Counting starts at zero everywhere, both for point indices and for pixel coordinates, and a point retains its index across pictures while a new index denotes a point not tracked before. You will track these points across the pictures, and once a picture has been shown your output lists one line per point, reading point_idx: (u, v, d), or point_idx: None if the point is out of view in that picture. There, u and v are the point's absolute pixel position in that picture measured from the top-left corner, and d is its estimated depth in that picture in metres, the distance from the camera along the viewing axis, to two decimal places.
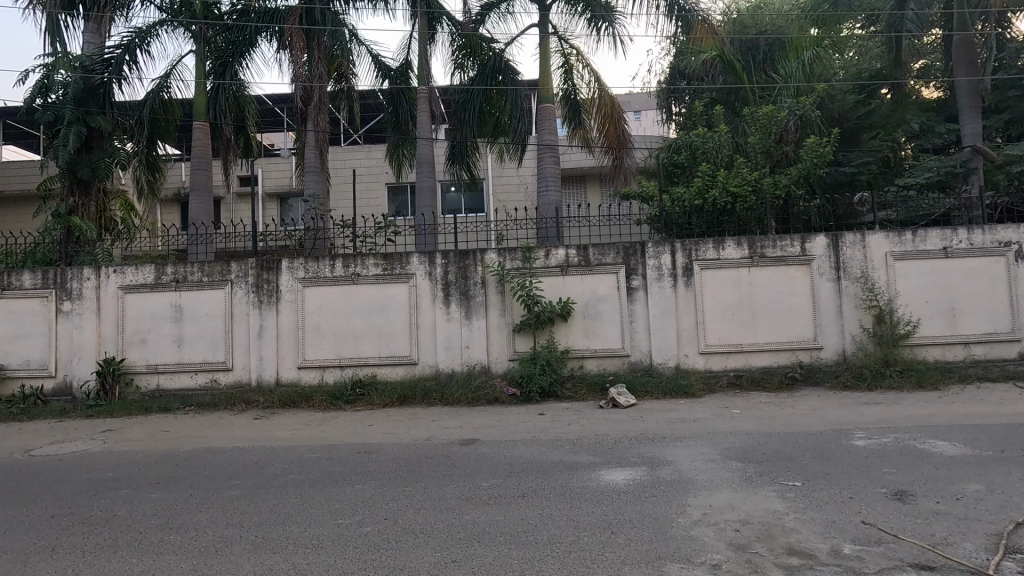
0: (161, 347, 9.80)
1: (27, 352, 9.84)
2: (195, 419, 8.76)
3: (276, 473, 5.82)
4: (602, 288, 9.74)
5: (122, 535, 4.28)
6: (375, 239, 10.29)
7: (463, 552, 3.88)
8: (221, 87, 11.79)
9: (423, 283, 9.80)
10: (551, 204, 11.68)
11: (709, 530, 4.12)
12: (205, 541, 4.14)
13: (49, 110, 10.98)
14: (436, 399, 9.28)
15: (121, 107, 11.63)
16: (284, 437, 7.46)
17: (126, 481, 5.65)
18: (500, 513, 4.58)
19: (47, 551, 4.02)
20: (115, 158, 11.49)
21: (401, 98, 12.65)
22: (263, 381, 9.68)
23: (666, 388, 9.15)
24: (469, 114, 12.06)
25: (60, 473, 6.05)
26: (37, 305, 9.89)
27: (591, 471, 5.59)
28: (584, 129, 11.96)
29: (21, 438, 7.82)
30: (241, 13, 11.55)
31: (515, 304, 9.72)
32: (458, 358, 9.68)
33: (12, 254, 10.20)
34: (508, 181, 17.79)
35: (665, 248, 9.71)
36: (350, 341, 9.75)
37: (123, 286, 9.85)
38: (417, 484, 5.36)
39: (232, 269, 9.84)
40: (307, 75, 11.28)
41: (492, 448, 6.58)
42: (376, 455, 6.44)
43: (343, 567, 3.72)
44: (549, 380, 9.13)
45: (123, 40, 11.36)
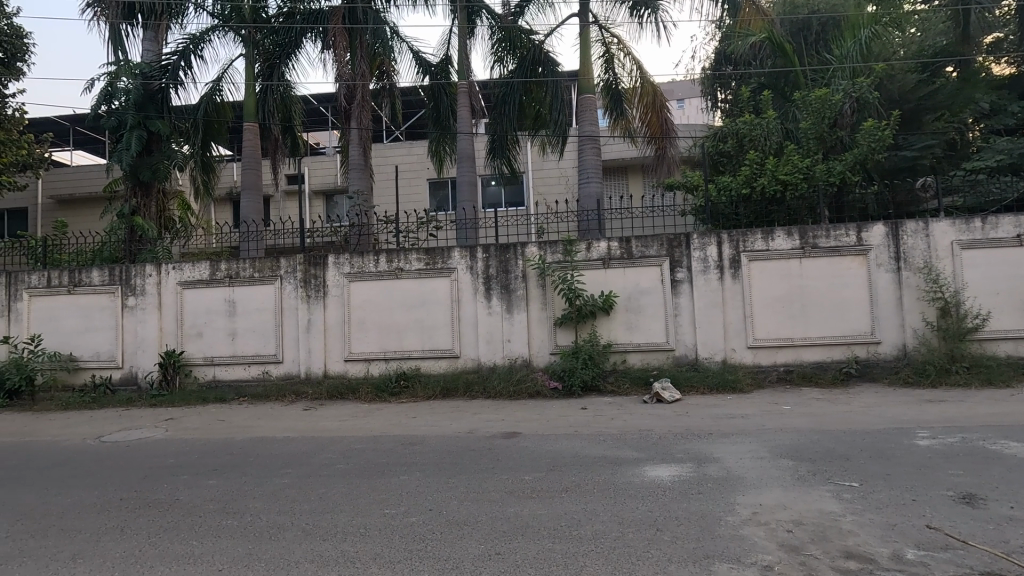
0: (217, 341, 10.25)
1: (96, 345, 10.46)
2: (249, 409, 9.13)
3: (325, 463, 5.99)
4: (645, 281, 9.57)
5: (184, 519, 4.51)
6: (418, 234, 10.44)
7: (506, 545, 3.89)
8: (269, 89, 12.16)
9: (465, 278, 9.87)
10: (592, 196, 11.50)
11: (759, 530, 3.99)
12: (259, 526, 4.30)
13: (113, 115, 11.66)
14: (478, 392, 9.35)
15: (177, 112, 12.18)
16: (332, 428, 7.68)
17: (186, 468, 5.95)
18: (543, 506, 4.57)
19: (117, 532, 4.27)
20: (173, 160, 12.05)
21: (442, 94, 12.72)
22: (311, 373, 10.00)
23: (713, 383, 8.93)
24: (509, 107, 12.04)
25: (127, 459, 6.42)
26: (105, 300, 10.50)
27: (635, 467, 5.51)
28: (626, 119, 11.75)
29: (92, 425, 8.34)
30: (287, 16, 11.94)
31: (556, 297, 9.67)
32: (500, 352, 9.72)
33: (81, 253, 10.80)
34: (549, 175, 17.68)
35: (711, 239, 9.44)
36: (394, 334, 9.94)
37: (181, 282, 10.36)
38: (460, 475, 5.42)
39: (281, 264, 10.18)
40: (350, 74, 11.52)
41: (534, 442, 6.59)
42: (420, 447, 6.54)
43: (390, 555, 3.79)
44: (592, 373, 9.04)
45: (178, 46, 11.83)
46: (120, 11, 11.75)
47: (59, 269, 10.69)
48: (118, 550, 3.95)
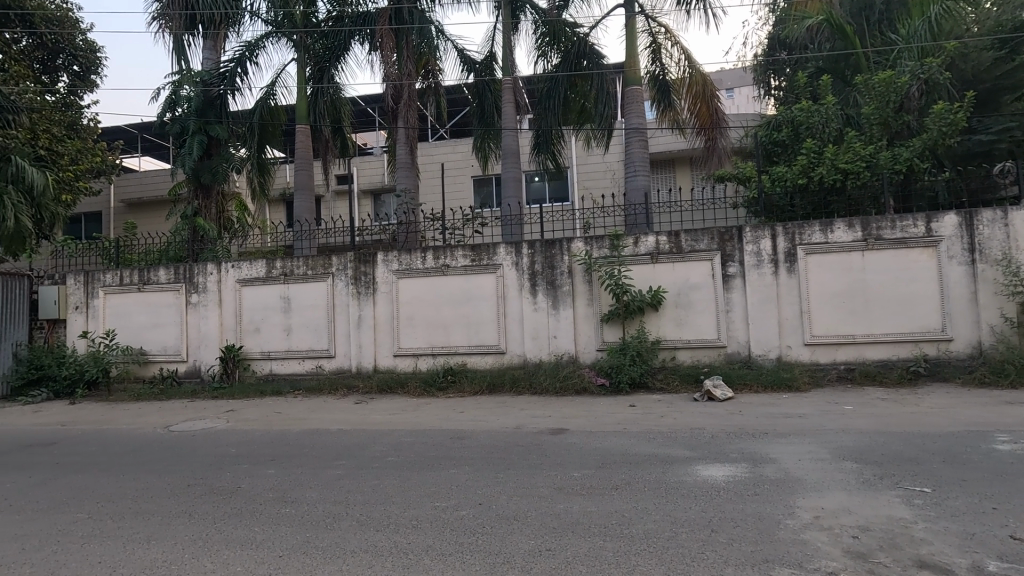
0: (274, 336, 10.66)
1: (163, 340, 11.07)
2: (304, 402, 9.45)
3: (377, 455, 6.14)
4: (695, 275, 9.32)
5: (246, 506, 4.71)
6: (463, 231, 10.53)
7: (557, 541, 3.86)
8: (319, 91, 12.53)
9: (511, 274, 9.88)
10: (640, 190, 11.27)
11: (822, 535, 3.82)
12: (317, 515, 4.45)
13: (177, 122, 12.46)
14: (524, 388, 9.34)
15: (234, 116, 12.63)
16: (382, 421, 7.86)
17: (247, 457, 6.22)
18: (592, 504, 4.52)
19: (185, 516, 4.50)
20: (231, 164, 12.74)
21: (486, 91, 12.78)
22: (362, 368, 10.27)
23: (767, 381, 8.62)
24: (554, 101, 11.96)
25: (193, 448, 6.78)
26: (171, 297, 11.10)
27: (687, 466, 5.38)
28: (675, 111, 11.47)
29: (161, 415, 8.84)
30: (336, 19, 12.24)
31: (603, 293, 9.56)
32: (546, 348, 9.70)
33: (149, 252, 11.42)
34: (594, 169, 17.50)
35: (765, 232, 9.11)
36: (441, 330, 10.07)
37: (239, 280, 10.82)
38: (509, 471, 5.44)
39: (333, 262, 10.48)
40: (397, 74, 11.75)
41: (582, 439, 6.53)
42: (468, 441, 6.60)
43: (442, 548, 3.84)
44: (640, 370, 8.89)
45: (235, 54, 12.32)
46: (182, 22, 12.19)
47: (130, 268, 11.35)
48: (188, 533, 4.17)
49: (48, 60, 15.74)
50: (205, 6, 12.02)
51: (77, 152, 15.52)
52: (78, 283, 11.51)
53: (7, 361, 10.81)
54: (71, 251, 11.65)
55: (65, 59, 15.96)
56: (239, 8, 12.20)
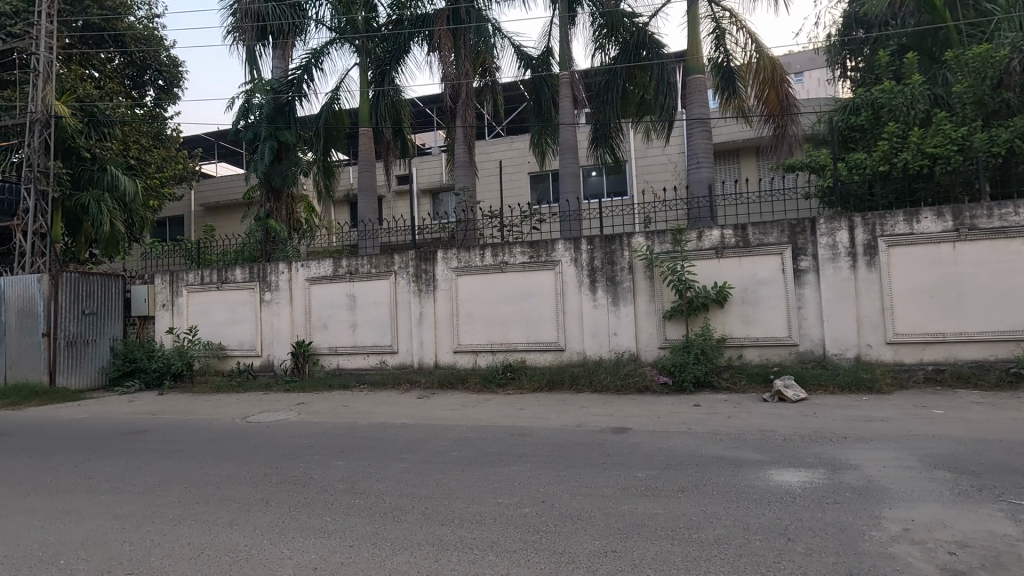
0: (341, 332, 11.07)
1: (240, 335, 11.72)
2: (369, 397, 9.76)
3: (440, 450, 6.25)
4: (763, 270, 8.91)
5: (317, 495, 4.90)
6: (522, 228, 10.50)
7: (622, 543, 3.79)
8: (381, 94, 12.82)
9: (570, 271, 9.79)
10: (703, 182, 10.87)
11: (913, 549, 3.54)
12: (383, 507, 4.57)
13: (249, 130, 13.04)
14: (585, 385, 9.23)
15: (301, 121, 13.20)
16: (444, 416, 8.00)
17: (317, 449, 6.49)
18: (658, 506, 4.41)
19: (263, 503, 4.74)
20: (299, 167, 13.33)
21: (544, 87, 12.67)
22: (424, 363, 10.50)
23: (844, 382, 8.12)
24: (613, 94, 11.74)
25: (268, 438, 7.14)
26: (246, 295, 11.74)
27: (758, 470, 5.14)
28: (740, 98, 11.02)
29: (239, 407, 9.37)
30: (396, 23, 12.51)
31: (665, 289, 9.31)
32: (606, 345, 9.56)
33: (226, 253, 12.11)
34: (654, 162, 17.08)
35: (841, 224, 8.58)
36: (500, 327, 10.13)
37: (309, 278, 11.31)
38: (571, 469, 5.39)
39: (395, 260, 10.75)
40: (455, 74, 11.93)
41: (646, 438, 6.37)
42: (529, 438, 6.60)
43: (506, 544, 3.84)
44: (704, 369, 8.59)
45: (302, 61, 12.85)
46: (254, 34, 12.76)
47: (210, 268, 12.07)
48: (265, 520, 4.39)
49: (137, 76, 16.96)
50: (275, 17, 12.67)
51: (162, 161, 16.69)
52: (164, 283, 12.38)
53: (106, 355, 11.78)
54: (158, 252, 12.52)
55: (151, 74, 17.13)
56: (306, 17, 12.77)
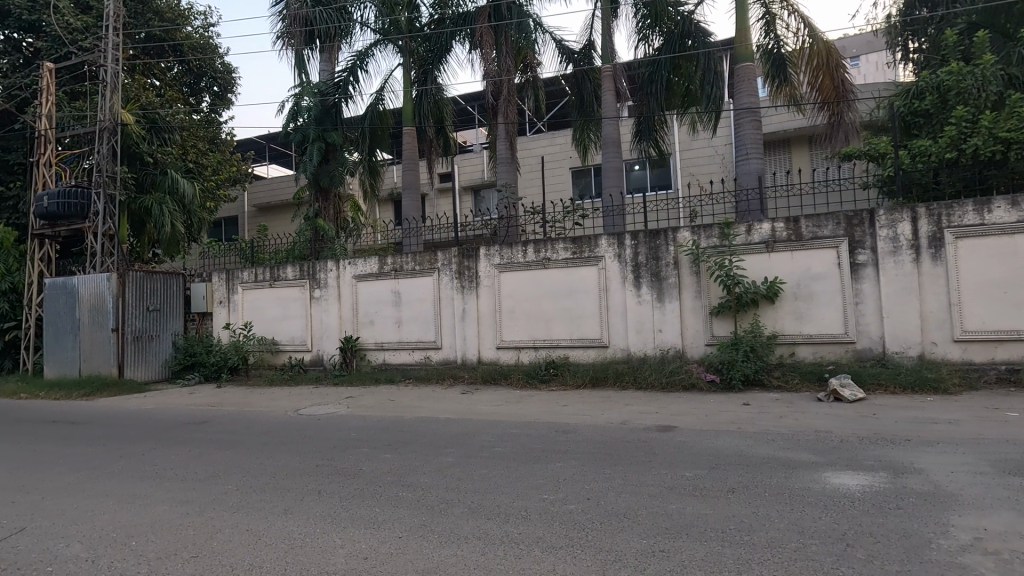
0: (387, 328, 11.31)
1: (291, 331, 12.16)
2: (414, 391, 9.93)
3: (484, 445, 6.30)
4: (818, 264, 8.55)
5: (367, 487, 5.04)
6: (564, 224, 10.43)
7: (670, 543, 3.72)
8: (424, 93, 12.99)
9: (613, 266, 9.68)
10: (753, 174, 10.52)
11: (985, 560, 3.34)
12: (430, 500, 4.65)
13: (298, 132, 13.46)
14: (629, 382, 9.10)
15: (347, 122, 13.53)
16: (487, 412, 8.06)
17: (366, 442, 6.66)
18: (708, 506, 4.31)
19: (315, 494, 4.90)
20: (345, 167, 13.74)
21: (586, 82, 12.59)
22: (467, 359, 10.61)
23: (907, 381, 7.71)
24: (657, 86, 11.51)
25: (318, 431, 7.37)
26: (297, 292, 12.15)
27: (814, 472, 4.95)
28: (792, 86, 10.62)
29: (291, 400, 9.72)
30: (438, 22, 12.63)
31: (712, 284, 9.08)
32: (651, 342, 9.41)
33: (277, 251, 12.56)
34: (699, 154, 16.66)
35: (902, 215, 8.14)
36: (543, 323, 10.11)
37: (356, 276, 11.60)
38: (616, 466, 5.34)
39: (439, 257, 10.90)
40: (496, 70, 12.03)
41: (693, 437, 6.24)
42: (573, 435, 6.57)
43: (552, 540, 3.84)
44: (754, 367, 8.33)
45: (348, 63, 13.15)
46: (303, 38, 13.14)
47: (263, 266, 12.55)
48: (318, 509, 4.54)
49: (194, 83, 17.75)
50: (322, 21, 13.06)
51: (218, 164, 17.45)
52: (221, 281, 12.95)
53: (168, 349, 12.43)
54: (215, 251, 13.12)
55: (207, 81, 17.89)
56: (351, 20, 13.06)
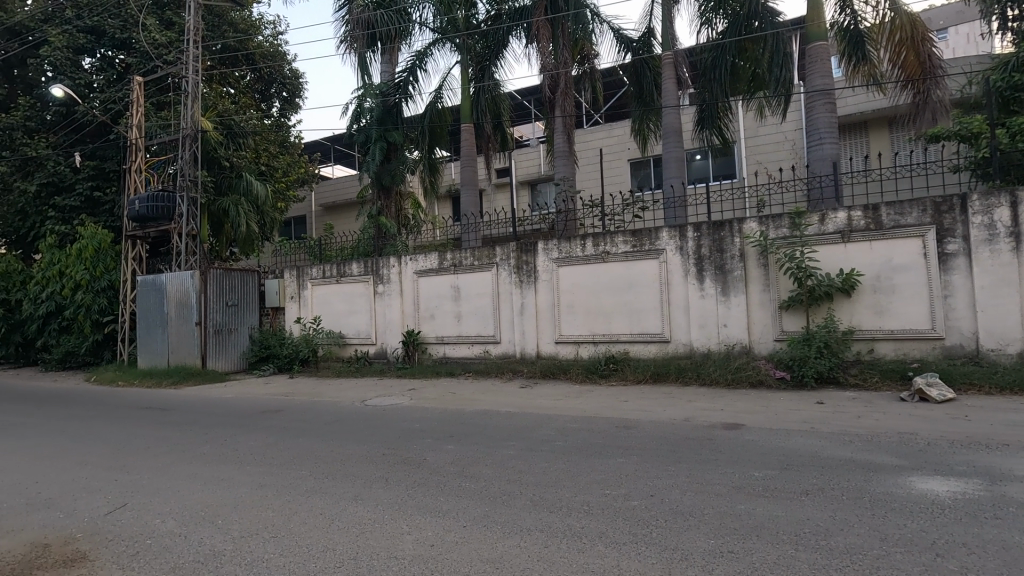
0: (447, 322, 11.54)
1: (357, 325, 12.63)
2: (474, 384, 10.07)
3: (544, 439, 6.32)
4: (900, 255, 7.99)
5: (431, 476, 5.17)
6: (624, 216, 10.24)
7: (740, 544, 3.60)
8: (481, 89, 13.10)
9: (675, 259, 9.43)
10: (826, 159, 9.94)
11: None
12: (493, 491, 4.72)
13: (361, 133, 13.93)
14: (692, 378, 8.84)
15: (407, 122, 13.87)
16: (547, 406, 8.08)
17: (428, 433, 6.83)
18: (780, 508, 4.13)
19: (382, 481, 5.09)
20: (406, 166, 14.11)
21: (645, 70, 12.31)
22: (526, 353, 10.66)
23: (1005, 381, 7.08)
24: (720, 72, 11.12)
25: (384, 421, 7.64)
26: (362, 287, 12.60)
27: (897, 476, 4.64)
28: (871, 64, 9.94)
29: (357, 391, 10.09)
30: (495, 18, 12.72)
31: (781, 277, 8.68)
32: (716, 337, 9.12)
33: (343, 248, 13.06)
34: (767, 140, 15.91)
35: (999, 199, 7.46)
36: (603, 318, 10.00)
37: (417, 271, 11.89)
38: (680, 464, 5.22)
39: (497, 252, 10.99)
40: (553, 64, 11.92)
41: (762, 436, 6.00)
42: (635, 431, 6.47)
43: (615, 536, 3.81)
44: (829, 364, 7.89)
45: (407, 63, 13.46)
46: (365, 41, 13.49)
47: (330, 263, 13.08)
48: (386, 496, 4.70)
49: (265, 90, 18.70)
50: (383, 23, 13.36)
51: (288, 166, 18.34)
52: (292, 277, 13.60)
53: (245, 342, 13.22)
54: (287, 249, 13.82)
55: (277, 87, 18.81)
56: (411, 21, 13.41)
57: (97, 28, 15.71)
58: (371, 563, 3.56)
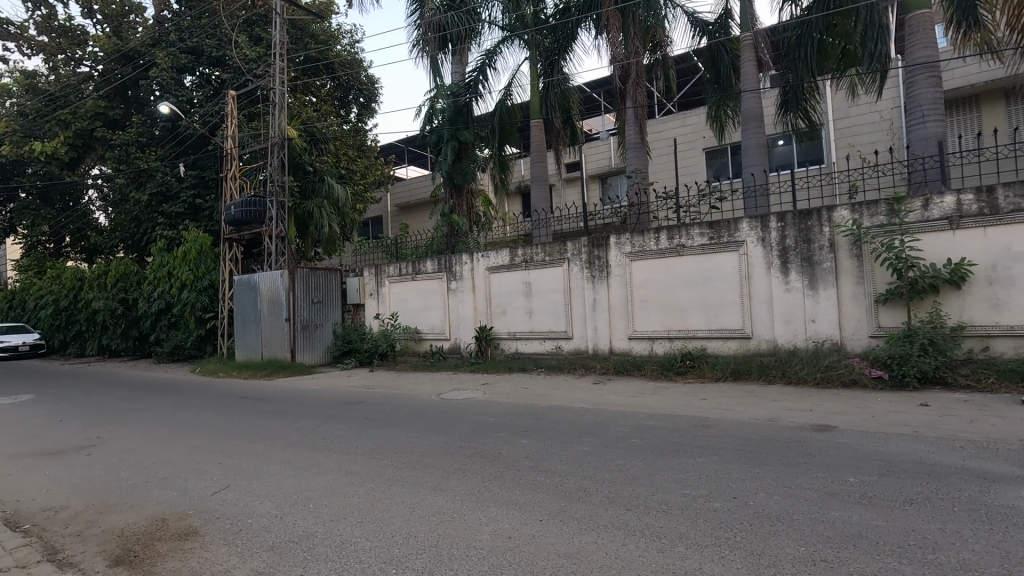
0: (519, 318, 11.63)
1: (431, 321, 13.02)
2: (547, 380, 10.07)
3: (620, 436, 6.23)
4: (1021, 242, 7.19)
5: (507, 469, 5.25)
6: (699, 207, 9.87)
7: (834, 553, 3.38)
8: (551, 84, 13.05)
9: (756, 251, 8.97)
10: (930, 139, 9.06)
11: None
12: (568, 487, 4.70)
13: (434, 134, 14.28)
14: (776, 376, 8.37)
15: (478, 121, 14.05)
16: (622, 403, 7.94)
17: (503, 427, 6.92)
18: (880, 516, 3.84)
19: (459, 472, 5.23)
20: (477, 164, 14.34)
21: (722, 53, 11.77)
22: (599, 349, 10.54)
23: None
24: (807, 50, 10.36)
25: (459, 414, 7.82)
26: (436, 284, 12.95)
27: (1019, 487, 4.18)
28: (985, 30, 8.95)
29: (433, 385, 10.39)
30: (563, 12, 12.61)
31: (878, 268, 8.05)
32: (802, 333, 8.60)
33: (418, 246, 13.45)
34: (859, 121, 14.78)
35: None
36: (678, 314, 9.70)
37: (489, 267, 12.06)
38: (766, 466, 4.96)
39: (568, 247, 10.92)
40: (624, 54, 11.62)
41: (857, 439, 5.60)
42: (715, 430, 6.23)
43: (696, 538, 3.69)
44: (934, 363, 7.24)
45: (477, 63, 13.63)
46: (437, 44, 13.78)
47: (406, 261, 13.52)
48: (463, 488, 4.82)
49: (344, 97, 19.58)
50: (454, 24, 13.58)
51: (366, 169, 19.15)
52: (371, 275, 14.20)
53: (329, 337, 13.98)
54: (367, 249, 14.46)
55: (355, 94, 19.66)
56: (480, 20, 13.59)
57: (196, 49, 17.14)
58: (451, 552, 3.66)
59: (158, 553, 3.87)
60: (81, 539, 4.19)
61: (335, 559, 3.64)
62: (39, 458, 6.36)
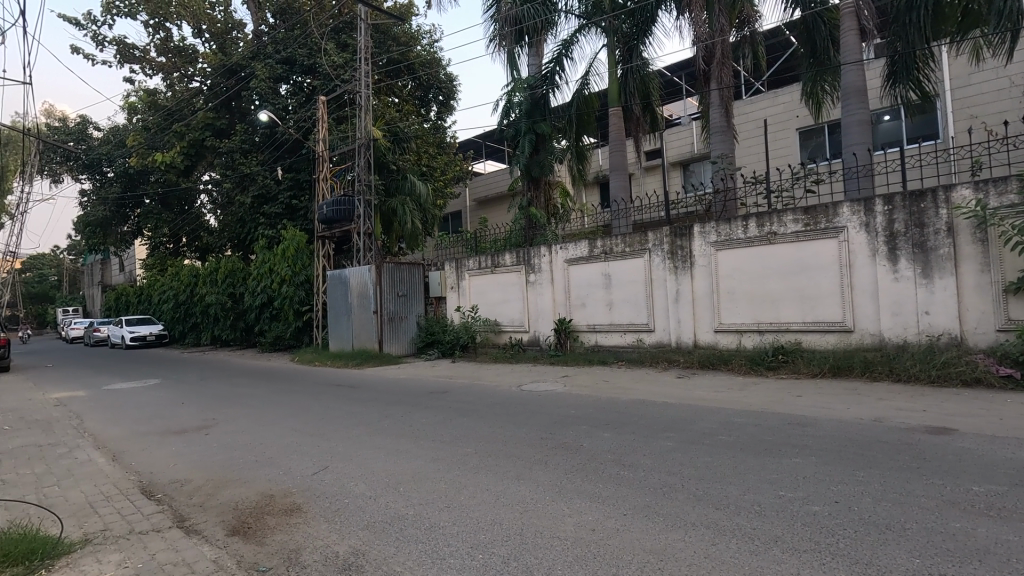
0: (598, 310, 11.50)
1: (511, 313, 13.16)
2: (628, 373, 9.86)
3: (707, 432, 6.00)
4: None
5: (589, 462, 5.22)
6: (793, 191, 9.23)
7: (955, 567, 3.07)
8: (629, 70, 12.68)
9: (859, 238, 8.28)
10: None
11: None
12: (653, 483, 4.60)
13: (511, 127, 14.25)
14: (882, 373, 7.70)
15: (554, 112, 13.98)
16: (708, 398, 7.65)
17: (584, 420, 6.88)
18: (1010, 530, 3.44)
19: (541, 464, 5.26)
20: (555, 156, 14.27)
21: (818, 24, 10.93)
22: (682, 342, 10.20)
23: None
24: (919, 14, 9.42)
25: (540, 406, 7.85)
26: (515, 277, 13.07)
27: None
28: None
29: (514, 377, 10.52)
30: None
31: (1007, 253, 7.17)
32: (913, 327, 7.86)
33: (497, 240, 13.62)
34: (983, 89, 13.20)
35: None
36: (770, 305, 9.17)
37: (568, 260, 11.99)
38: (872, 469, 4.59)
39: (649, 238, 10.64)
40: (708, 33, 11.06)
41: (982, 443, 5.05)
42: (812, 429, 5.85)
43: (793, 542, 3.49)
44: None
45: (554, 53, 13.54)
46: (513, 38, 13.87)
47: (485, 254, 13.72)
48: (546, 478, 4.85)
49: (424, 96, 20.24)
50: (530, 17, 13.57)
51: (445, 165, 19.70)
52: (451, 268, 14.51)
53: (414, 329, 14.54)
54: (447, 243, 14.84)
55: (435, 92, 20.25)
56: (557, 11, 13.54)
57: (289, 59, 18.29)
58: (536, 541, 3.70)
59: (268, 526, 4.22)
60: (203, 509, 4.65)
61: (424, 541, 3.80)
62: (166, 436, 7.14)
